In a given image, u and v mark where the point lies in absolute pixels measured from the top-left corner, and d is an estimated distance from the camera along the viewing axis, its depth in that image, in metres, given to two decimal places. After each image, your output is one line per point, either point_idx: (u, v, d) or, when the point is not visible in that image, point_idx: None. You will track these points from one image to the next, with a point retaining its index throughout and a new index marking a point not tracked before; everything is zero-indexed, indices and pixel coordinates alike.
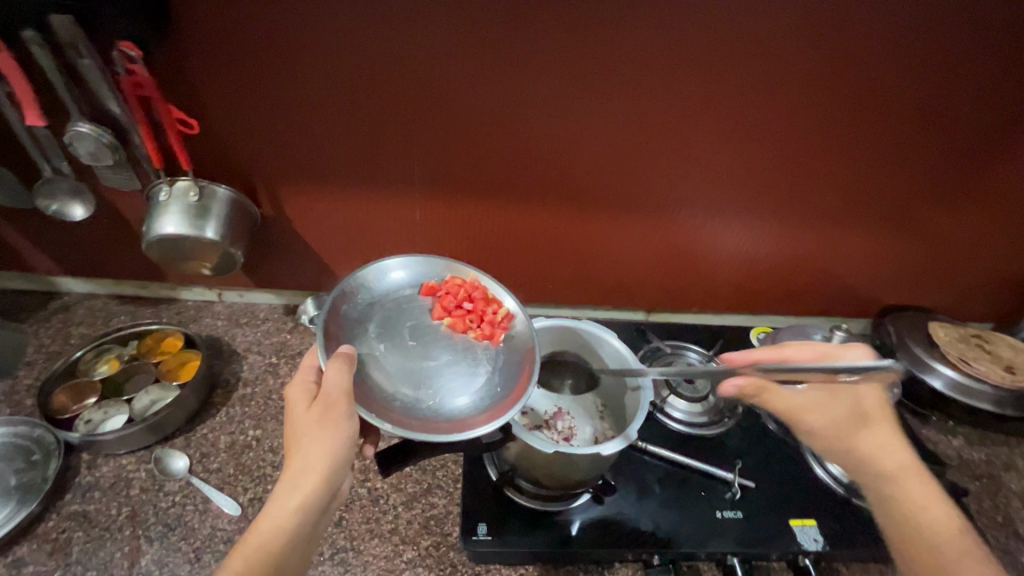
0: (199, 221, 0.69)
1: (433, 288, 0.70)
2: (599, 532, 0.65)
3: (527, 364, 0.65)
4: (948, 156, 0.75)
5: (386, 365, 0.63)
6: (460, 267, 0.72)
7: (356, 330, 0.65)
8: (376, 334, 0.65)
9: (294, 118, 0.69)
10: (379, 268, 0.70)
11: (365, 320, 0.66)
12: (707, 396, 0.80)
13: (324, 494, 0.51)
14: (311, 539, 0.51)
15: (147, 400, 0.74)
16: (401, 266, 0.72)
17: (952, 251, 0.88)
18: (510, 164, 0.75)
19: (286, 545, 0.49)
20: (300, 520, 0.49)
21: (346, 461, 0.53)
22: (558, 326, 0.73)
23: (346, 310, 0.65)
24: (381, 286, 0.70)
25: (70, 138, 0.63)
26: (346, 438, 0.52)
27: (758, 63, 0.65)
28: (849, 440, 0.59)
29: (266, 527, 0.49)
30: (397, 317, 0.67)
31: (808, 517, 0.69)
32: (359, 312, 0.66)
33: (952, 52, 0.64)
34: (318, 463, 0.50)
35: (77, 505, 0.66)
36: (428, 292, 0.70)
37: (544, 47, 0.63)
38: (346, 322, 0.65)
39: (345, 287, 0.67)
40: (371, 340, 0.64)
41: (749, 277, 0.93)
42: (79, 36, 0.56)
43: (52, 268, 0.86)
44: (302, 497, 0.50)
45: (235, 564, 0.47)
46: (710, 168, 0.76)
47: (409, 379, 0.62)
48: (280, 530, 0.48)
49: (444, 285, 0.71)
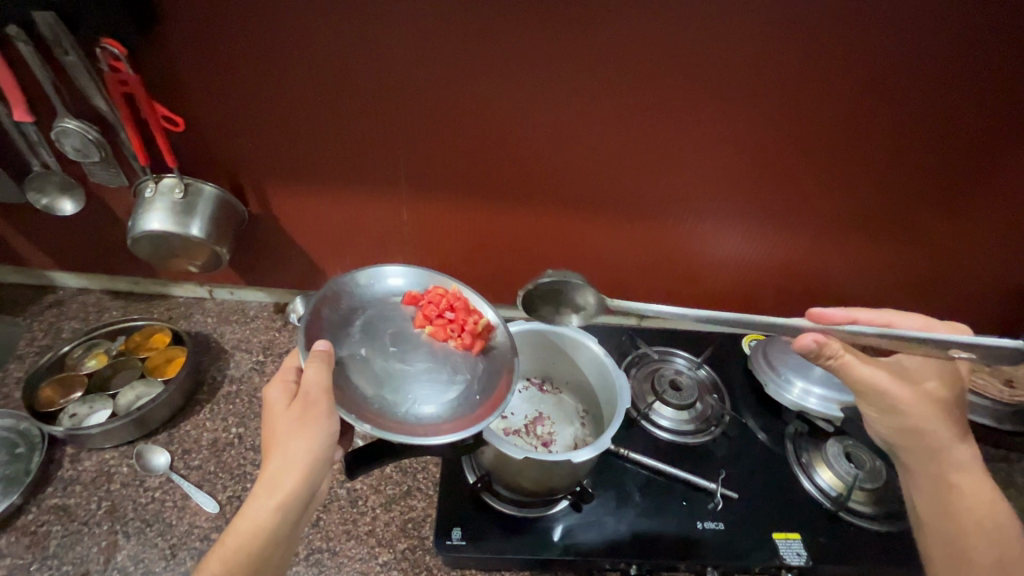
0: (184, 218, 0.70)
1: (415, 297, 0.70)
2: (577, 540, 0.64)
3: (505, 373, 0.65)
4: (945, 163, 0.73)
5: (365, 368, 0.62)
6: (444, 279, 0.73)
7: (337, 333, 0.64)
8: (357, 338, 0.65)
9: (278, 116, 0.69)
10: (376, 273, 0.71)
11: (348, 323, 0.65)
12: (694, 403, 0.79)
13: (302, 493, 0.51)
14: (290, 538, 0.51)
15: (132, 396, 0.75)
16: (400, 274, 0.73)
17: (951, 260, 0.85)
18: (496, 164, 0.75)
19: (265, 545, 0.49)
20: (278, 521, 0.49)
21: (326, 460, 0.52)
22: (535, 331, 0.73)
23: (328, 313, 0.65)
24: (371, 290, 0.70)
25: (56, 134, 0.64)
26: (324, 438, 0.52)
27: (745, 66, 0.64)
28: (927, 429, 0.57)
29: (244, 529, 0.48)
30: (379, 323, 0.67)
31: (792, 531, 0.67)
32: (341, 316, 0.66)
33: (947, 55, 0.62)
34: (295, 463, 0.50)
35: (58, 498, 0.67)
36: (410, 301, 0.70)
37: (525, 47, 0.63)
38: (327, 324, 0.64)
39: (328, 291, 0.67)
40: (351, 343, 0.64)
41: (741, 283, 0.92)
42: (62, 32, 0.57)
43: (46, 263, 0.87)
44: (280, 498, 0.49)
45: (213, 564, 0.47)
46: (698, 172, 0.75)
47: (386, 383, 0.61)
48: (258, 532, 0.48)
49: (426, 294, 0.70)
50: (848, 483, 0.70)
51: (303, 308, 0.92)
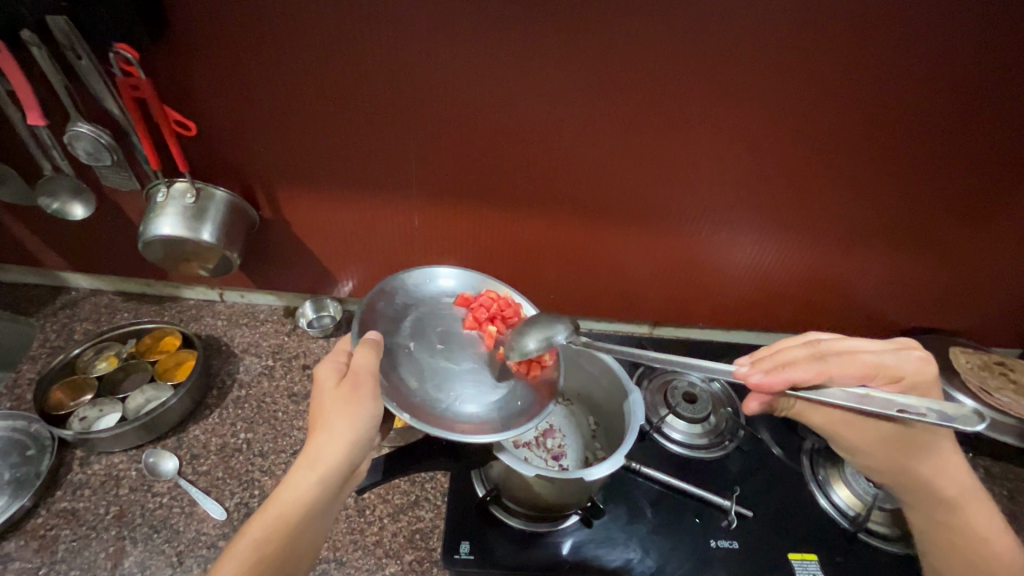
0: (195, 222, 0.69)
1: (467, 299, 0.69)
2: (586, 557, 0.63)
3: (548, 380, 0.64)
4: (969, 174, 0.71)
5: (411, 362, 0.62)
6: (499, 286, 0.71)
7: (389, 324, 0.64)
8: (408, 332, 0.65)
9: (288, 122, 0.68)
10: (429, 272, 0.70)
11: (399, 318, 0.66)
12: (707, 417, 0.77)
13: (341, 474, 0.50)
14: (324, 520, 0.50)
15: (142, 399, 0.75)
16: (452, 275, 0.71)
17: (974, 273, 0.83)
18: (507, 171, 0.74)
19: (304, 521, 0.48)
20: (319, 495, 0.49)
21: (366, 442, 0.52)
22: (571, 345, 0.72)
23: (382, 307, 0.65)
24: (423, 289, 0.69)
25: (69, 138, 0.64)
26: (369, 418, 0.52)
27: (764, 73, 0.62)
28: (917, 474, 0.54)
29: (287, 498, 0.48)
30: (429, 321, 0.67)
31: (808, 552, 0.66)
32: (394, 311, 0.66)
33: (974, 64, 0.60)
34: (340, 437, 0.50)
35: (66, 502, 0.66)
36: (462, 303, 0.69)
37: (539, 54, 0.61)
38: (380, 317, 0.64)
39: (385, 286, 0.66)
40: (401, 336, 0.64)
41: (757, 294, 0.90)
42: (76, 37, 0.57)
43: (59, 264, 0.88)
44: (322, 470, 0.49)
45: (255, 530, 0.46)
46: (715, 180, 0.73)
47: (430, 378, 0.61)
48: (301, 502, 0.48)
49: (479, 297, 0.70)
50: (867, 503, 0.68)
51: (313, 312, 0.92)
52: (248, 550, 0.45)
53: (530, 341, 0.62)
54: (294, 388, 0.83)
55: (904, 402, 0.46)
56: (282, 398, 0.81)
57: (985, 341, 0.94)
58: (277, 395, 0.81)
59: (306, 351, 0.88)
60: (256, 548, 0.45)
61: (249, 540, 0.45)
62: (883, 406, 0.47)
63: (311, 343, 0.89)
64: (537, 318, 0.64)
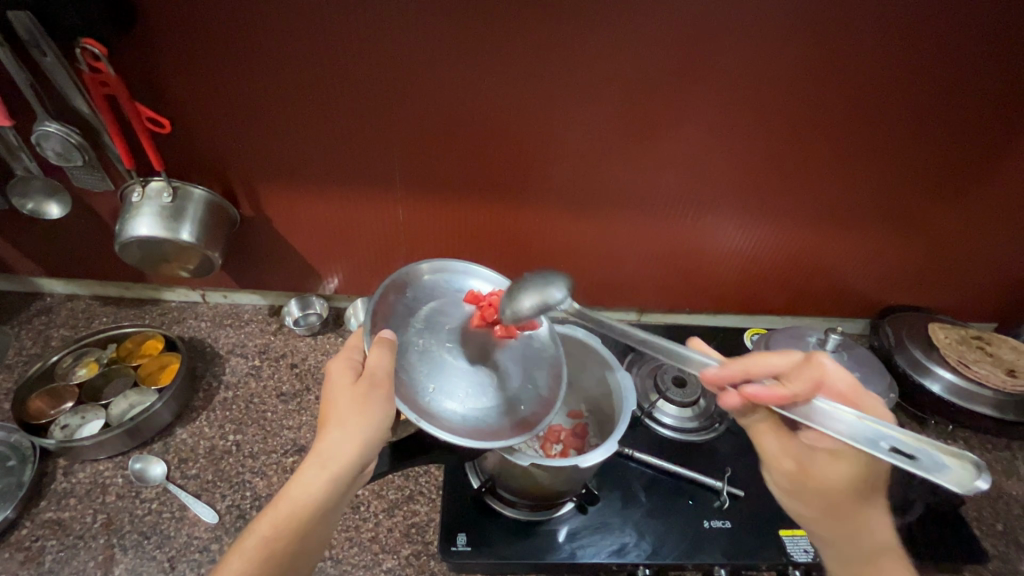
0: (172, 222, 0.68)
1: (477, 296, 0.64)
2: (582, 543, 0.63)
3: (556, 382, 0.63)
4: (943, 153, 0.72)
5: (423, 362, 0.58)
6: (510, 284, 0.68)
7: (398, 321, 0.61)
8: (418, 329, 0.61)
9: (265, 118, 0.67)
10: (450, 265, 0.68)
11: (411, 313, 0.62)
12: (697, 400, 0.78)
13: (349, 476, 0.50)
14: (330, 519, 0.50)
15: (126, 405, 0.74)
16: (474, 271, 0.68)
17: (949, 250, 0.85)
18: (491, 161, 0.73)
19: (308, 520, 0.48)
20: (327, 496, 0.48)
21: (378, 442, 0.52)
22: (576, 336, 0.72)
23: (394, 302, 0.62)
24: (436, 283, 0.66)
25: (36, 138, 0.62)
26: (377, 423, 0.51)
27: (743, 59, 0.63)
28: (858, 501, 0.50)
29: (292, 496, 0.48)
30: (440, 316, 0.62)
31: (798, 527, 0.67)
32: (405, 306, 0.62)
33: (942, 45, 0.62)
34: (344, 438, 0.50)
35: (52, 512, 0.65)
36: (471, 299, 0.64)
37: (517, 42, 0.61)
38: (392, 313, 0.61)
39: (396, 278, 0.64)
40: (412, 332, 0.60)
41: (742, 277, 0.91)
42: (38, 33, 0.55)
43: (30, 270, 0.85)
44: (332, 469, 0.49)
45: (263, 528, 0.46)
46: (697, 166, 0.74)
47: (440, 379, 0.58)
48: (306, 500, 0.48)
49: (489, 294, 0.65)
50: None
51: (298, 310, 0.92)
52: (253, 548, 0.45)
53: (524, 301, 0.55)
54: (283, 388, 0.82)
55: (895, 439, 0.41)
56: (270, 398, 0.80)
57: (962, 315, 0.96)
58: (266, 396, 0.80)
59: (292, 350, 0.87)
60: (260, 547, 0.45)
61: (254, 538, 0.46)
62: (869, 440, 0.42)
63: (298, 342, 0.88)
64: (528, 276, 0.57)
